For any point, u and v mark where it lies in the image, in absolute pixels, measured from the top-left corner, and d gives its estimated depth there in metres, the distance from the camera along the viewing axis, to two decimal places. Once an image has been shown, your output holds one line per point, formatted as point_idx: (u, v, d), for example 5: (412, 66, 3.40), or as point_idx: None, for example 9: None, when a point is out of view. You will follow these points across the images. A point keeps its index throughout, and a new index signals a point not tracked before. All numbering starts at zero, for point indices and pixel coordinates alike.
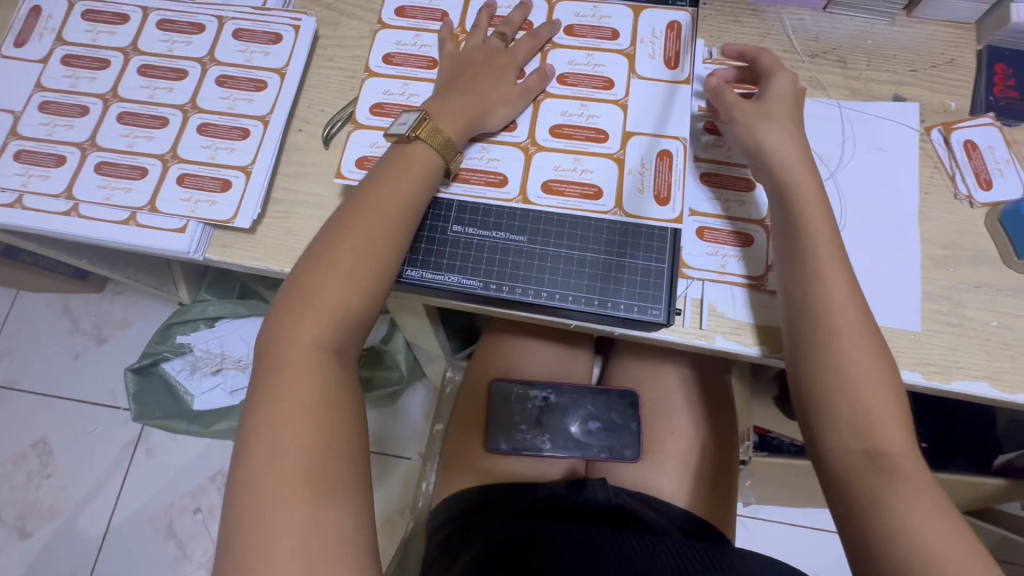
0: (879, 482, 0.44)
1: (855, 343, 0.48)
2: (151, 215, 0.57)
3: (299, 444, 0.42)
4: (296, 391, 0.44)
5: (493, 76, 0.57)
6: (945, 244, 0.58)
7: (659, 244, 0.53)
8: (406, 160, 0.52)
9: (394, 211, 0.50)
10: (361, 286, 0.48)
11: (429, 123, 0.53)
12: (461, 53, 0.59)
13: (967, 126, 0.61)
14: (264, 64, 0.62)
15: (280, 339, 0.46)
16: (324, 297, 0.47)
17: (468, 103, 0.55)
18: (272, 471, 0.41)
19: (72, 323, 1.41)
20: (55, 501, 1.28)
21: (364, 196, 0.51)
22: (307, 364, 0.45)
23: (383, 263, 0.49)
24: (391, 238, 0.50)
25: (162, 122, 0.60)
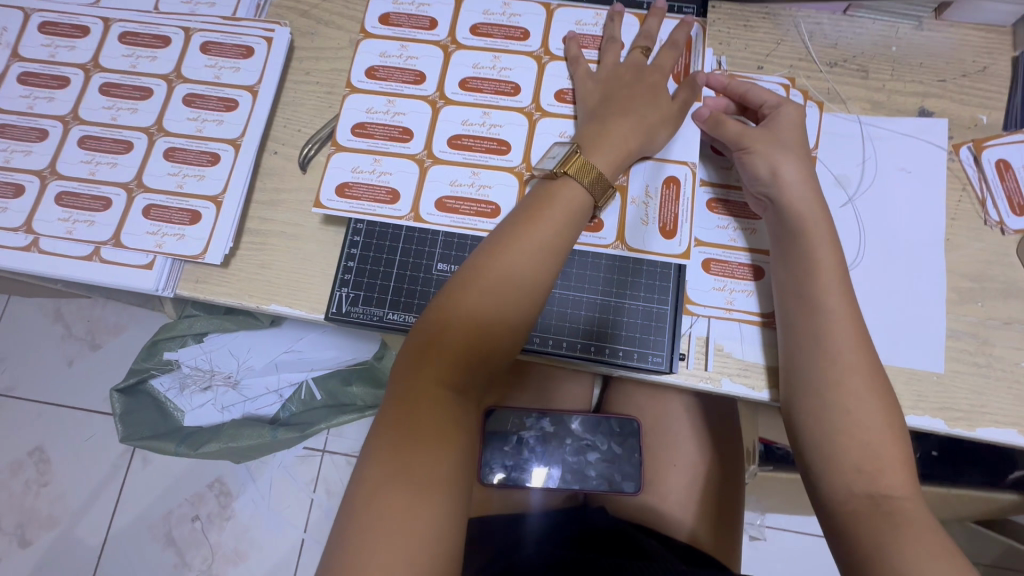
0: (882, 531, 0.39)
1: (862, 393, 0.43)
2: (116, 251, 0.53)
3: (410, 507, 0.36)
4: (416, 444, 0.38)
5: (649, 96, 0.50)
6: (972, 276, 0.53)
7: (661, 285, 0.49)
8: (563, 194, 0.45)
9: (541, 248, 0.43)
10: (498, 335, 0.42)
11: (580, 157, 0.46)
12: (599, 76, 0.52)
13: (999, 143, 0.56)
14: (235, 81, 0.58)
15: (402, 381, 0.41)
16: (454, 343, 0.41)
17: (632, 131, 0.48)
18: (374, 536, 0.35)
19: (64, 329, 1.39)
20: (52, 510, 1.28)
21: (509, 227, 0.44)
22: (428, 413, 0.39)
23: (521, 308, 0.43)
24: (538, 279, 0.43)
25: (126, 147, 0.56)
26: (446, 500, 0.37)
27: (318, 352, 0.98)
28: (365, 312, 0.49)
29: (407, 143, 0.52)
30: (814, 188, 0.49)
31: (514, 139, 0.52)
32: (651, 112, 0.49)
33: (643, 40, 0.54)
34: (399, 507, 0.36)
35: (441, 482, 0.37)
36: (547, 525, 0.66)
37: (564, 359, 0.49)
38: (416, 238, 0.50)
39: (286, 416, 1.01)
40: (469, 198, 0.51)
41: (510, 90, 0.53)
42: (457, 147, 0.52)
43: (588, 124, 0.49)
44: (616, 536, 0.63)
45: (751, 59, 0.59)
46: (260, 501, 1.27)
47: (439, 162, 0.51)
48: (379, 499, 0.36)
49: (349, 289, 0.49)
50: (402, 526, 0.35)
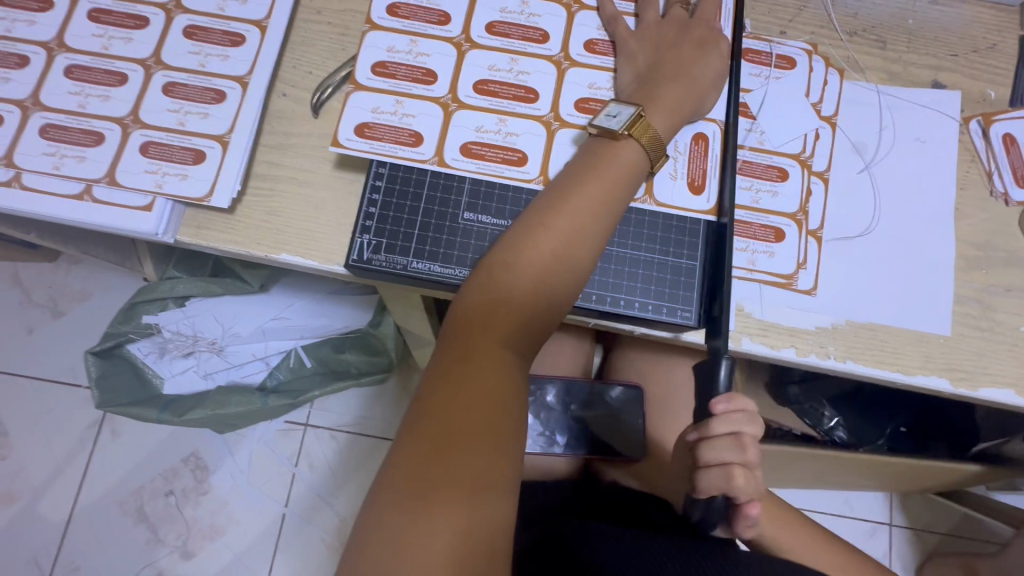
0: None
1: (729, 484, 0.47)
2: (110, 190, 0.49)
3: (453, 465, 0.35)
4: (474, 398, 0.37)
5: (697, 53, 0.49)
6: (978, 244, 0.55)
7: (690, 241, 0.49)
8: (623, 156, 0.44)
9: (602, 210, 0.43)
10: (557, 295, 0.41)
11: (644, 120, 0.45)
12: (643, 31, 0.51)
13: (1006, 118, 0.58)
14: (242, 15, 0.54)
15: (459, 333, 0.40)
16: (515, 298, 0.40)
17: (683, 95, 0.47)
18: (432, 485, 0.34)
19: (24, 294, 1.30)
20: (13, 484, 1.20)
21: (568, 184, 0.43)
22: (479, 372, 0.38)
23: (579, 268, 0.42)
24: (596, 240, 0.42)
25: (120, 79, 0.52)
26: (504, 454, 0.36)
27: (309, 320, 0.95)
28: (388, 261, 0.47)
29: (430, 85, 0.50)
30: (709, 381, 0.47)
31: (542, 87, 0.50)
32: (698, 73, 0.49)
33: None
34: (455, 460, 0.35)
35: (498, 439, 0.36)
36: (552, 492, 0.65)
37: (588, 312, 0.48)
38: (442, 183, 0.48)
39: (274, 383, 0.97)
40: (495, 144, 0.49)
41: (539, 37, 0.51)
42: (483, 92, 0.50)
43: (638, 87, 0.48)
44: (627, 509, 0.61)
45: (773, 23, 0.59)
46: (239, 475, 1.22)
47: (464, 106, 0.49)
48: (434, 452, 0.35)
49: (370, 236, 0.47)
50: (447, 481, 0.34)
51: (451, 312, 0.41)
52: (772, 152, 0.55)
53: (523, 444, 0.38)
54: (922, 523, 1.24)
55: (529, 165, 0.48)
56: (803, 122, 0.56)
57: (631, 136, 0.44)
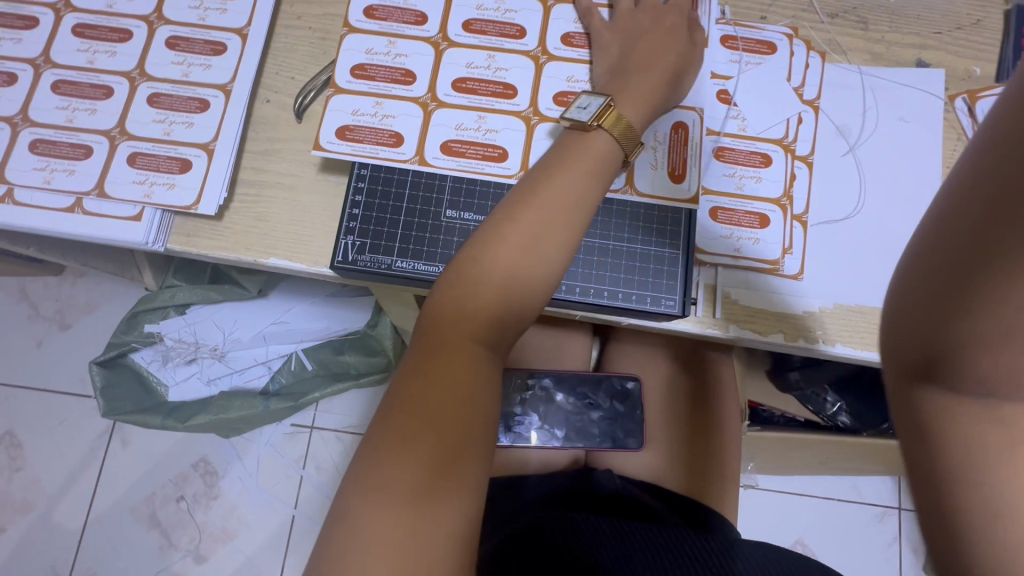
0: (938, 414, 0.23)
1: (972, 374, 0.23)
2: (100, 202, 0.50)
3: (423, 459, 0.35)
4: (442, 395, 0.37)
5: (668, 41, 0.49)
6: None
7: (672, 230, 0.49)
8: (595, 147, 0.44)
9: (573, 202, 0.42)
10: (528, 290, 0.41)
11: (614, 109, 0.45)
12: (616, 22, 0.51)
13: (993, 94, 0.57)
14: (223, 24, 0.54)
15: (431, 328, 0.40)
16: (486, 292, 0.40)
17: (655, 83, 0.47)
18: (395, 481, 0.34)
19: (32, 308, 1.32)
20: (28, 494, 1.23)
21: (541, 177, 0.43)
22: (450, 368, 0.38)
23: (551, 262, 0.41)
24: (569, 234, 0.42)
25: (105, 92, 0.52)
26: (471, 451, 0.37)
27: (308, 323, 0.96)
28: (372, 261, 0.47)
29: (410, 85, 0.50)
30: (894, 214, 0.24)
31: (521, 82, 0.51)
32: (672, 62, 0.48)
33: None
34: (419, 455, 0.35)
35: (465, 436, 0.37)
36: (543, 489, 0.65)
37: (573, 304, 0.48)
38: (424, 183, 0.48)
39: (276, 387, 0.98)
40: (475, 141, 0.49)
41: (516, 33, 0.52)
42: (462, 90, 0.50)
43: (610, 80, 0.48)
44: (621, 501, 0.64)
45: (753, 9, 0.59)
46: (248, 479, 1.24)
47: (444, 105, 0.50)
48: (400, 447, 0.35)
49: (354, 237, 0.47)
50: (417, 475, 0.35)
51: (425, 307, 0.41)
52: (755, 138, 0.55)
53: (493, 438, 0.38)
54: None
55: (510, 161, 0.49)
56: (786, 106, 0.56)
57: (602, 126, 0.44)
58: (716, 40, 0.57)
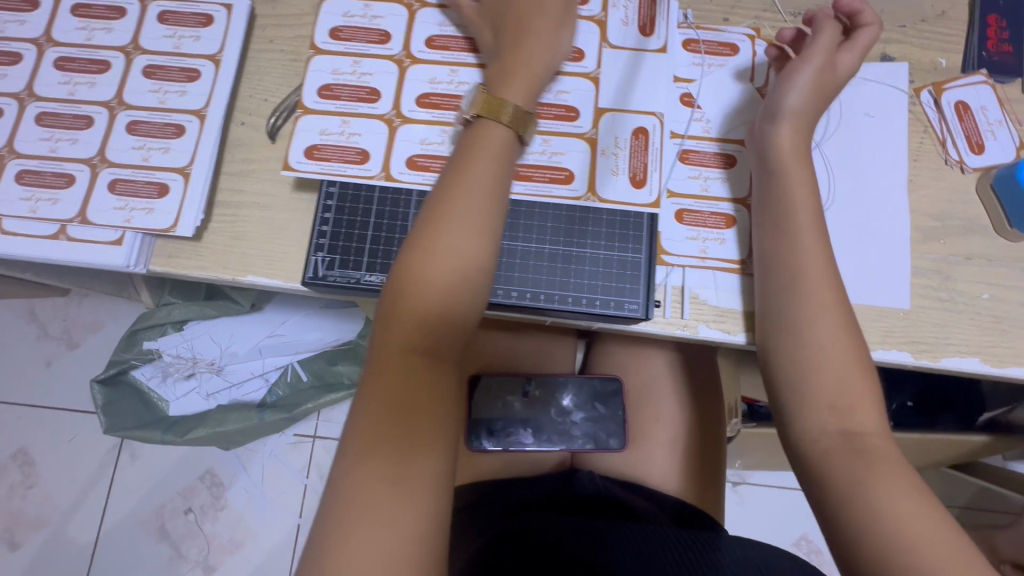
0: (854, 464, 0.41)
1: (845, 373, 0.44)
2: (83, 228, 0.52)
3: (385, 471, 0.37)
4: (392, 405, 0.39)
5: (534, 5, 0.49)
6: (935, 215, 0.55)
7: (634, 235, 0.50)
8: (499, 141, 0.45)
9: (487, 199, 0.44)
10: (456, 288, 0.42)
11: (489, 96, 0.46)
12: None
13: (958, 85, 0.58)
14: (196, 50, 0.56)
15: (371, 345, 0.41)
16: (416, 299, 0.41)
17: (530, 59, 0.48)
18: (360, 494, 0.36)
19: (40, 329, 1.36)
20: (42, 510, 1.26)
21: (452, 178, 0.44)
22: (396, 380, 0.40)
23: (474, 257, 0.43)
24: (488, 230, 0.43)
25: (86, 122, 0.54)
26: (430, 451, 0.39)
27: (302, 334, 0.98)
28: (342, 276, 0.48)
29: (375, 103, 0.52)
30: (821, 240, 0.48)
31: None
32: (552, 52, 0.49)
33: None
34: (379, 465, 0.37)
35: (421, 437, 0.39)
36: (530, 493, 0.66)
37: (539, 311, 0.49)
38: (390, 198, 0.50)
39: (272, 400, 1.00)
40: (440, 155, 0.50)
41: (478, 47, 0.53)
42: (426, 105, 0.52)
43: (496, 71, 0.48)
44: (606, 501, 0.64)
45: (716, 11, 0.59)
46: (253, 489, 1.26)
47: (408, 121, 0.51)
48: (362, 461, 0.37)
49: (324, 253, 0.49)
50: (384, 489, 0.36)
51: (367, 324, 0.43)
52: (719, 139, 0.55)
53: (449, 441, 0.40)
54: None
55: None
56: (749, 106, 0.56)
57: (499, 121, 0.45)
58: (678, 43, 0.57)
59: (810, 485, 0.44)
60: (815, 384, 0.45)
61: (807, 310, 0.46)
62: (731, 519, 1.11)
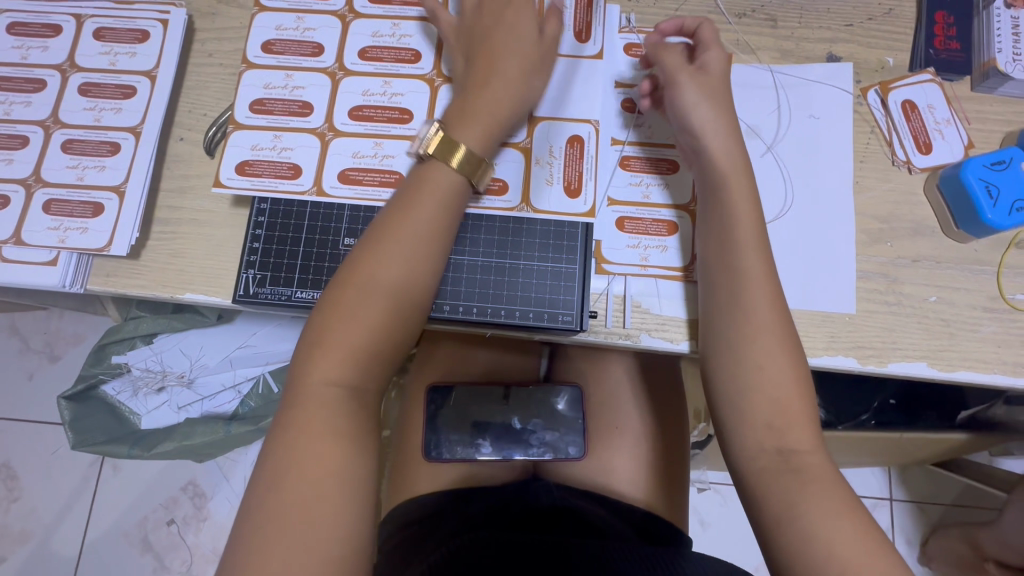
0: (788, 481, 0.41)
1: (782, 390, 0.43)
2: (19, 249, 0.52)
3: (297, 514, 0.35)
4: (315, 444, 0.38)
5: (511, 44, 0.47)
6: (882, 217, 0.54)
7: (568, 245, 0.49)
8: (443, 181, 0.44)
9: (429, 242, 0.43)
10: (392, 330, 0.42)
11: (446, 139, 0.44)
12: (466, 32, 0.49)
13: (905, 84, 0.57)
14: (132, 67, 0.56)
15: (294, 383, 0.40)
16: (341, 333, 0.41)
17: (500, 100, 0.46)
18: (269, 538, 0.34)
19: (21, 343, 1.36)
20: (25, 524, 1.26)
21: (391, 212, 0.43)
22: (317, 419, 0.39)
23: (411, 301, 0.43)
24: (428, 273, 0.43)
25: (22, 142, 0.54)
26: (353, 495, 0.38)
27: (272, 345, 0.98)
28: (273, 293, 0.48)
29: (308, 117, 0.51)
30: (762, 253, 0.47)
31: (416, 106, 0.51)
32: (517, 79, 0.47)
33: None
34: (299, 506, 0.36)
35: (347, 482, 0.38)
36: (488, 505, 0.65)
37: (474, 325, 0.48)
38: (322, 214, 0.49)
39: (244, 410, 0.99)
40: (372, 168, 0.50)
41: (411, 57, 0.52)
42: (359, 118, 0.51)
43: (455, 101, 0.47)
44: (563, 513, 0.64)
45: (660, 13, 0.58)
46: (235, 499, 1.26)
47: (340, 135, 0.51)
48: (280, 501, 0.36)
49: (254, 271, 0.48)
50: (295, 534, 0.35)
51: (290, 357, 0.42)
52: (660, 145, 0.54)
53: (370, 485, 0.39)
54: (921, 494, 1.21)
55: None
56: None
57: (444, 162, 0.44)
58: (617, 48, 0.56)
59: (747, 498, 0.43)
60: (754, 400, 0.44)
61: (745, 327, 0.45)
62: (710, 522, 1.10)
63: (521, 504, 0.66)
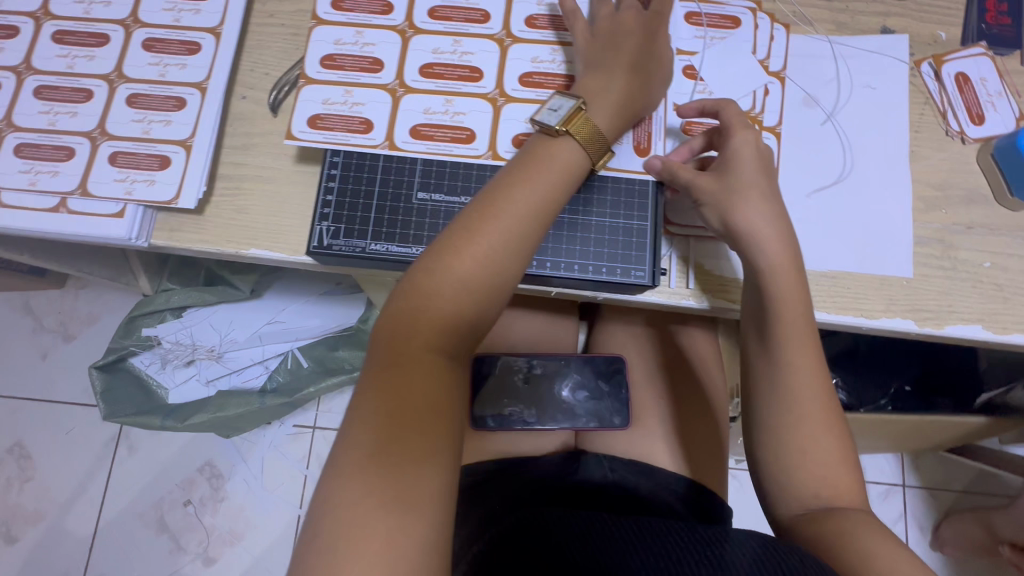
0: (835, 521, 0.41)
1: (815, 434, 0.45)
2: (84, 201, 0.52)
3: (392, 468, 0.36)
4: (410, 390, 0.38)
5: (646, 41, 0.50)
6: (936, 184, 0.55)
7: (640, 202, 0.50)
8: (558, 157, 0.45)
9: (536, 210, 0.44)
10: (492, 292, 0.43)
11: (583, 117, 0.46)
12: (600, 25, 0.51)
13: (958, 57, 0.58)
14: (196, 24, 0.56)
15: (393, 340, 0.40)
16: (444, 295, 0.41)
17: (633, 89, 0.48)
18: (366, 487, 0.35)
19: (35, 321, 1.34)
20: (38, 504, 1.24)
21: (503, 183, 0.44)
22: (415, 380, 0.39)
23: (512, 266, 0.43)
24: (528, 247, 0.44)
25: (86, 95, 0.54)
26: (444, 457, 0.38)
27: (303, 320, 0.98)
28: (347, 245, 0.48)
29: (378, 73, 0.51)
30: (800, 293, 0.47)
31: (486, 66, 0.52)
32: (648, 69, 0.49)
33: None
34: (395, 447, 0.36)
35: (439, 443, 0.38)
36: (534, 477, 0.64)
37: (547, 280, 0.49)
38: (394, 167, 0.50)
39: (272, 386, 0.99)
40: (443, 124, 0.50)
41: (480, 17, 0.53)
42: (429, 75, 0.51)
43: (590, 74, 0.49)
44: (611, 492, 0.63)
45: None
46: (253, 481, 1.23)
47: (411, 91, 0.51)
48: (375, 442, 0.36)
49: (328, 223, 0.49)
50: (391, 486, 0.35)
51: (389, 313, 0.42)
52: None
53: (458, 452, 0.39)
54: (935, 481, 1.22)
55: (477, 142, 0.50)
56: (750, 78, 0.56)
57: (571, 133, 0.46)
58: (679, 16, 0.58)
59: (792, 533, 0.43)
60: (795, 456, 0.44)
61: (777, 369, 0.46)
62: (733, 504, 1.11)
63: (568, 479, 0.64)
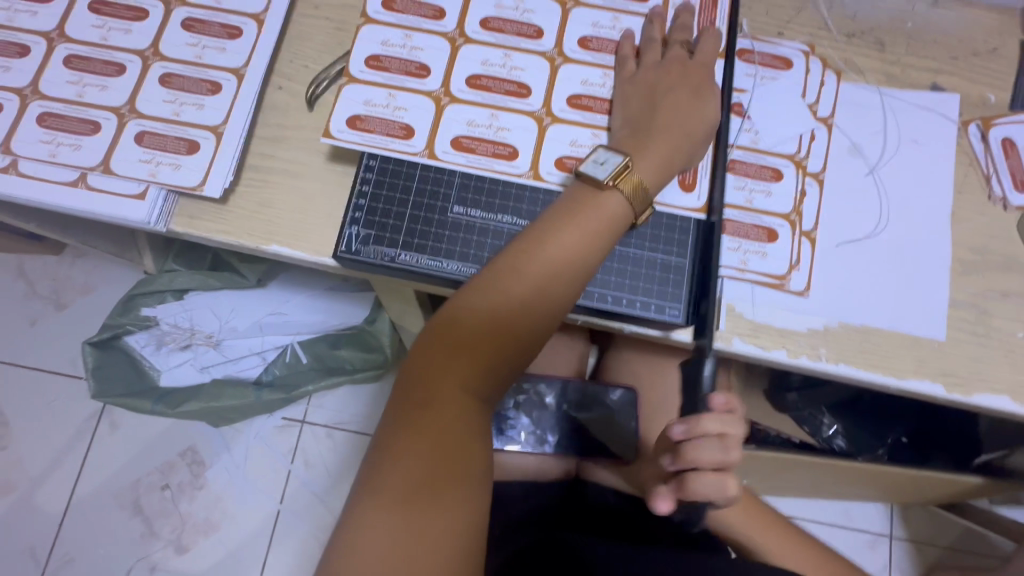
0: None
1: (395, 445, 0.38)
2: (105, 178, 0.50)
3: (415, 479, 0.36)
4: (438, 421, 0.38)
5: (692, 96, 0.49)
6: (975, 248, 0.54)
7: (680, 238, 0.50)
8: (605, 203, 0.44)
9: (575, 261, 0.43)
10: (522, 339, 0.42)
11: (630, 171, 0.45)
12: (646, 72, 0.50)
13: (1006, 121, 0.57)
14: (240, 8, 0.54)
15: (431, 349, 0.40)
16: (484, 315, 0.41)
17: (675, 144, 0.47)
18: (387, 490, 0.36)
19: (28, 287, 1.30)
20: (11, 475, 1.20)
21: (559, 213, 0.44)
22: (449, 397, 0.39)
23: (555, 298, 0.42)
24: (572, 281, 0.43)
25: (118, 69, 0.52)
26: (466, 481, 0.38)
27: (304, 315, 0.94)
28: (376, 252, 0.47)
29: (424, 79, 0.50)
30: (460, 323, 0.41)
31: (535, 83, 0.51)
32: (692, 125, 0.48)
33: (679, 31, 0.52)
34: (416, 490, 0.36)
35: (463, 467, 0.38)
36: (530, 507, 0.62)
37: (578, 308, 0.49)
38: (432, 176, 0.49)
39: (269, 378, 0.97)
40: (486, 138, 0.49)
41: (533, 33, 0.52)
42: (476, 86, 0.50)
43: (630, 131, 0.48)
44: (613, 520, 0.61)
45: (771, 24, 0.59)
46: (234, 471, 1.20)
47: (456, 101, 0.50)
48: (396, 483, 0.36)
49: (358, 228, 0.48)
50: (410, 497, 0.36)
51: (431, 323, 0.42)
52: (766, 152, 0.55)
53: (481, 474, 0.39)
54: (923, 535, 1.14)
55: (520, 160, 0.49)
56: (798, 122, 0.56)
57: (618, 187, 0.45)
58: None
59: None
60: None
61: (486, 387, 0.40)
62: None
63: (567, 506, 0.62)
